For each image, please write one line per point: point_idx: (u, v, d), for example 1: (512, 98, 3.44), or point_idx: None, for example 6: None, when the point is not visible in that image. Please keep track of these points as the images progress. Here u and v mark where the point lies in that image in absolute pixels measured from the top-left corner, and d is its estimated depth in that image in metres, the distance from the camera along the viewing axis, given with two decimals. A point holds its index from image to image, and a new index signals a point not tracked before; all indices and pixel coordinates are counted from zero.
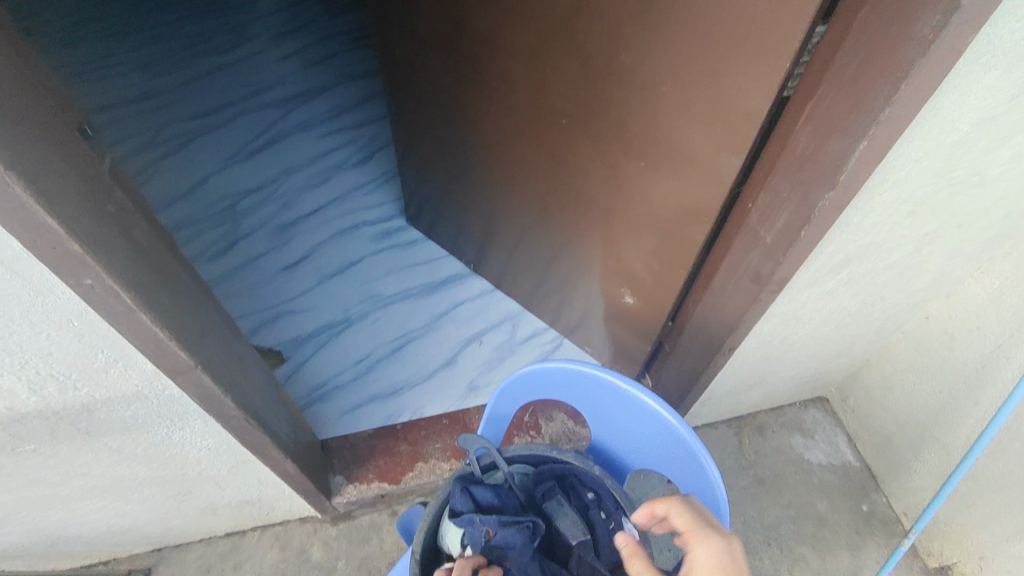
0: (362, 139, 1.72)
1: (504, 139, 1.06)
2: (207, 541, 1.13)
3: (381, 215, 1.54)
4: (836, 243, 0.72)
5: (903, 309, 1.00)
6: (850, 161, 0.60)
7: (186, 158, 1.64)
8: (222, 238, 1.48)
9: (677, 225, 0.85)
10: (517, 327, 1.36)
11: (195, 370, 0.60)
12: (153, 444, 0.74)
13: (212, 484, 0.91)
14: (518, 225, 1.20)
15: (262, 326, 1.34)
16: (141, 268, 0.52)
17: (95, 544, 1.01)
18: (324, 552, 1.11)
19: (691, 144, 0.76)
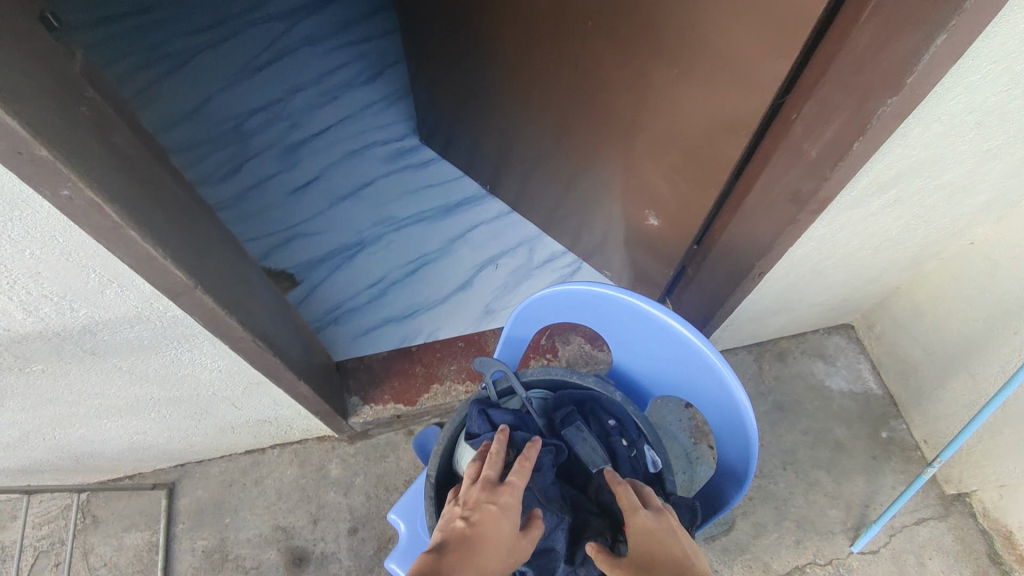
0: (370, 50, 1.62)
1: (522, 47, 0.97)
2: (229, 457, 1.15)
3: (393, 134, 1.47)
4: (889, 157, 0.65)
5: (947, 234, 0.94)
6: (919, 61, 0.52)
7: (186, 73, 1.56)
8: (230, 158, 1.42)
9: (710, 141, 0.78)
10: (534, 251, 1.31)
11: (196, 291, 0.57)
12: (163, 365, 0.73)
13: (228, 405, 0.91)
14: (536, 142, 1.13)
15: (274, 250, 1.31)
16: (123, 179, 0.48)
17: (119, 460, 1.03)
18: (342, 469, 1.13)
19: (732, 48, 0.67)
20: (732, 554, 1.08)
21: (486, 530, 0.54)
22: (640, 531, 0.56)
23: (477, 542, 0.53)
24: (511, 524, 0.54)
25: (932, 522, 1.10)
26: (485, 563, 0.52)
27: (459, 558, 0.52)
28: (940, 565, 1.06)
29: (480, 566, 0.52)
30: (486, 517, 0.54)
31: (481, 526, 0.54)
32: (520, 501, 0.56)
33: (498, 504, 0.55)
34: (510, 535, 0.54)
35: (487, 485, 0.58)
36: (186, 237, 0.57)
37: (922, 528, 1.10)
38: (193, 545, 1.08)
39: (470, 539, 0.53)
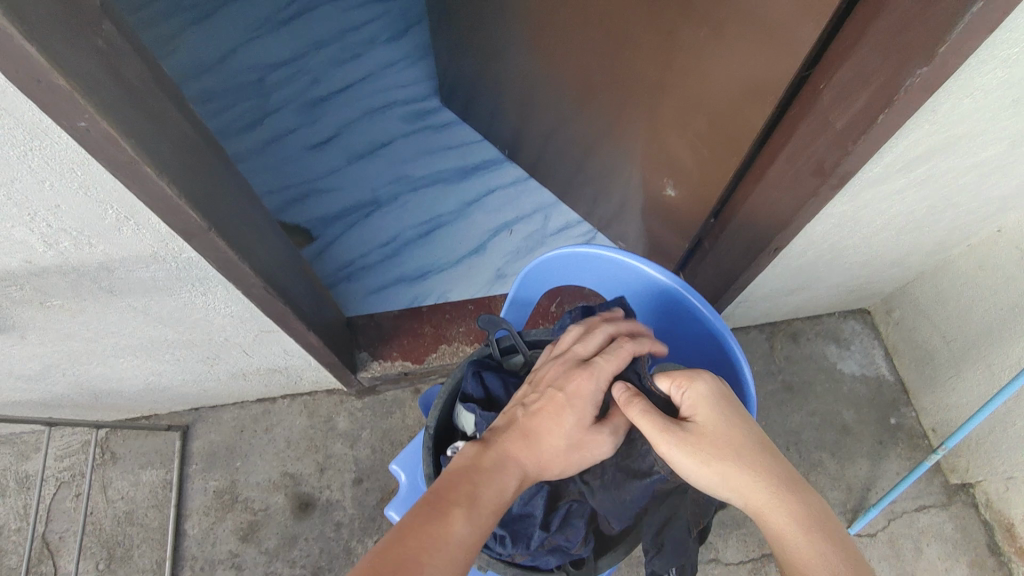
0: (395, 7, 1.59)
1: (548, 5, 0.95)
2: (242, 405, 1.18)
3: (414, 93, 1.45)
4: (917, 132, 0.63)
5: (976, 219, 0.91)
6: (955, 30, 0.49)
7: (210, 23, 1.54)
8: (251, 111, 1.43)
9: (736, 108, 0.76)
10: (549, 218, 1.31)
11: (209, 233, 0.58)
12: (178, 307, 0.74)
13: (241, 352, 0.93)
14: (557, 107, 1.11)
15: (291, 204, 1.32)
16: (139, 117, 0.48)
17: (137, 400, 1.07)
18: (350, 421, 1.16)
19: (762, 10, 0.65)
20: (728, 528, 1.09)
21: (544, 420, 0.54)
22: (708, 407, 0.51)
23: (531, 432, 0.53)
24: (574, 418, 0.54)
25: (933, 510, 1.10)
26: (534, 455, 0.53)
27: (508, 447, 0.53)
28: (937, 551, 1.07)
29: (526, 456, 0.53)
30: (549, 404, 0.54)
31: (540, 414, 0.54)
32: (595, 388, 0.55)
33: (565, 391, 0.55)
34: (569, 427, 0.54)
35: (566, 363, 0.57)
36: (199, 178, 0.58)
37: (922, 514, 1.09)
38: (205, 485, 1.11)
39: (525, 429, 0.54)
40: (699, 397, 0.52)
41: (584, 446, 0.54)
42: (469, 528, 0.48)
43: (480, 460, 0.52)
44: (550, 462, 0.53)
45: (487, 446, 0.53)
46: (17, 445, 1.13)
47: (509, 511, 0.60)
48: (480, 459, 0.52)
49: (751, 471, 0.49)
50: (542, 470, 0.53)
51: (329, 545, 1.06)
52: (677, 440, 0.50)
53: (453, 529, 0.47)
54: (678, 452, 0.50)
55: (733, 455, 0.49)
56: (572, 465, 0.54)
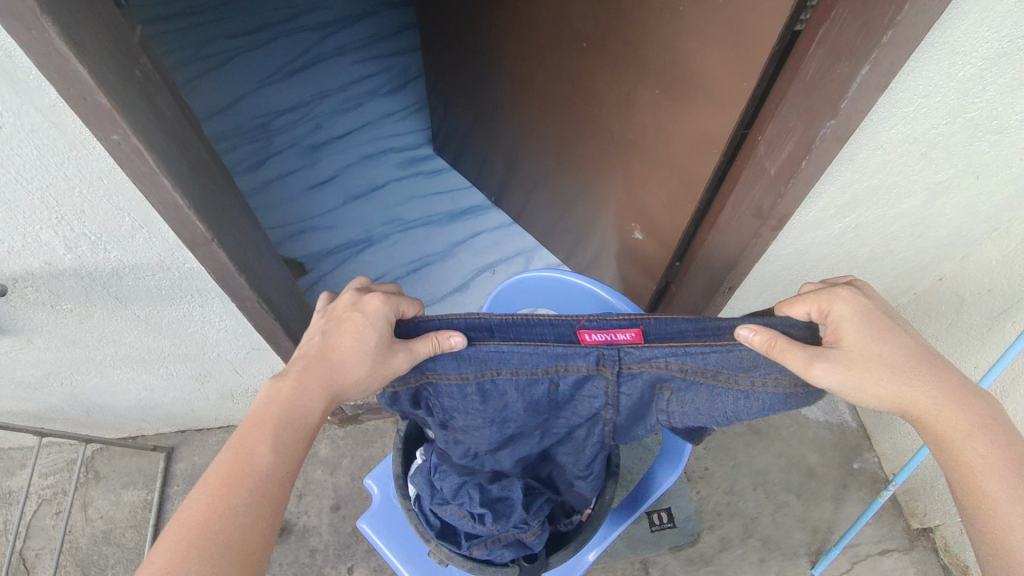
0: (397, 67, 1.73)
1: (529, 65, 1.07)
2: (227, 429, 1.22)
3: (410, 143, 1.57)
4: (841, 179, 0.72)
5: (915, 266, 0.99)
6: (851, 89, 0.58)
7: (226, 74, 1.67)
8: (256, 153, 1.53)
9: (689, 157, 0.86)
10: (530, 261, 1.39)
11: (212, 244, 0.65)
12: (177, 318, 0.81)
13: (230, 369, 0.98)
14: (538, 157, 1.21)
15: (287, 239, 1.40)
16: (163, 136, 0.57)
17: (126, 417, 1.11)
18: (331, 449, 1.20)
19: (706, 70, 0.75)
20: (695, 566, 1.11)
21: (341, 340, 0.56)
22: (854, 327, 0.53)
23: (331, 355, 0.56)
24: (372, 336, 0.55)
25: (896, 554, 1.13)
26: (338, 376, 0.55)
27: (308, 372, 0.55)
28: None
29: (331, 376, 0.55)
30: (346, 325, 0.56)
31: (340, 335, 0.56)
32: (385, 307, 0.57)
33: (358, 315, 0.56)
34: (366, 342, 0.54)
35: (356, 292, 0.59)
36: (208, 194, 0.66)
37: (885, 558, 1.12)
38: None
39: (329, 353, 0.56)
40: (845, 318, 0.53)
41: (385, 361, 0.54)
42: (276, 458, 0.51)
43: (278, 388, 0.54)
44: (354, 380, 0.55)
45: (285, 374, 0.55)
46: (5, 461, 1.16)
47: (489, 493, 0.65)
48: (277, 387, 0.54)
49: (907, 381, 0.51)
50: (349, 388, 0.56)
51: (302, 570, 1.07)
52: (831, 365, 0.51)
53: (260, 465, 0.50)
54: (832, 374, 0.50)
55: (886, 368, 0.51)
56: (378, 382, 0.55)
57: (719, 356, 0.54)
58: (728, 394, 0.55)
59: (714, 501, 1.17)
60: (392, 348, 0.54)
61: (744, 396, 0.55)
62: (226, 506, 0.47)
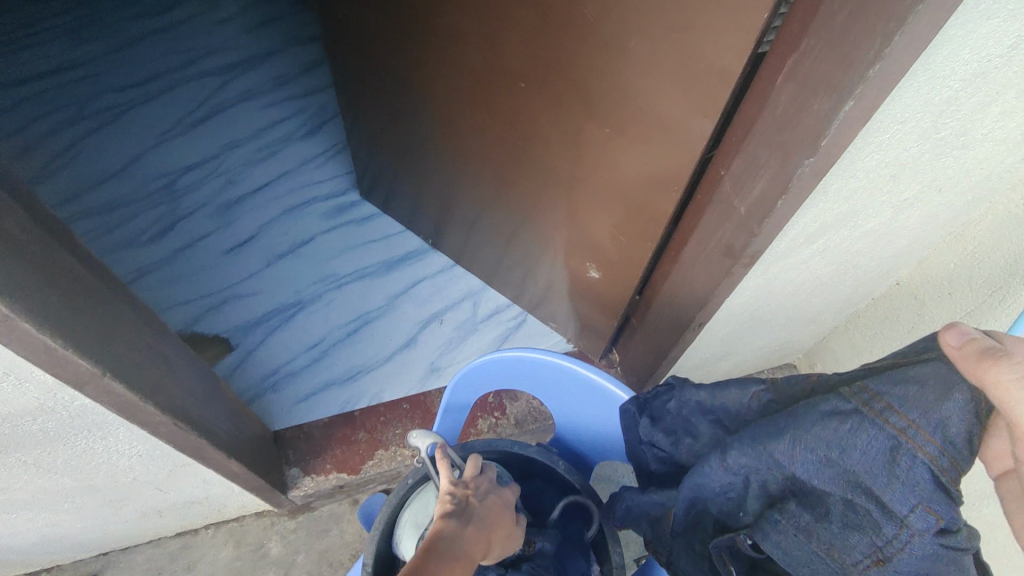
0: (309, 107, 1.60)
1: (457, 103, 0.98)
2: (158, 542, 1.06)
3: (333, 190, 1.44)
4: (812, 212, 0.68)
5: (877, 275, 0.96)
6: (832, 126, 0.53)
7: (113, 131, 1.49)
8: (160, 218, 1.36)
9: (647, 196, 0.79)
10: (478, 304, 1.30)
11: (104, 379, 0.53)
12: (74, 455, 0.66)
13: (153, 489, 0.84)
14: (477, 198, 1.13)
15: (205, 313, 1.24)
16: (13, 268, 0.44)
17: (31, 554, 0.94)
18: (282, 547, 1.06)
19: (660, 108, 0.68)
20: None
21: (495, 510, 0.62)
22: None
23: (489, 517, 0.60)
24: (512, 515, 0.64)
25: None
26: (494, 538, 0.59)
27: (476, 530, 0.57)
28: None
29: (491, 536, 0.59)
30: (495, 500, 0.63)
31: (492, 504, 0.62)
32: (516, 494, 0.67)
33: (501, 493, 0.65)
34: (511, 519, 0.63)
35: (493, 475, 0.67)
36: (92, 320, 0.53)
37: None
38: None
39: (487, 517, 0.60)
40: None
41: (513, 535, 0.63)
42: None
43: (460, 532, 0.56)
44: (498, 543, 0.60)
45: (465, 525, 0.57)
46: None
47: None
48: (459, 532, 0.56)
49: None
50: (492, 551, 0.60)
51: None
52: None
53: None
54: None
55: None
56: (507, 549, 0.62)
57: (909, 392, 0.50)
58: (829, 400, 0.54)
59: None
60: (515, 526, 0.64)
61: (837, 411, 0.53)
62: None
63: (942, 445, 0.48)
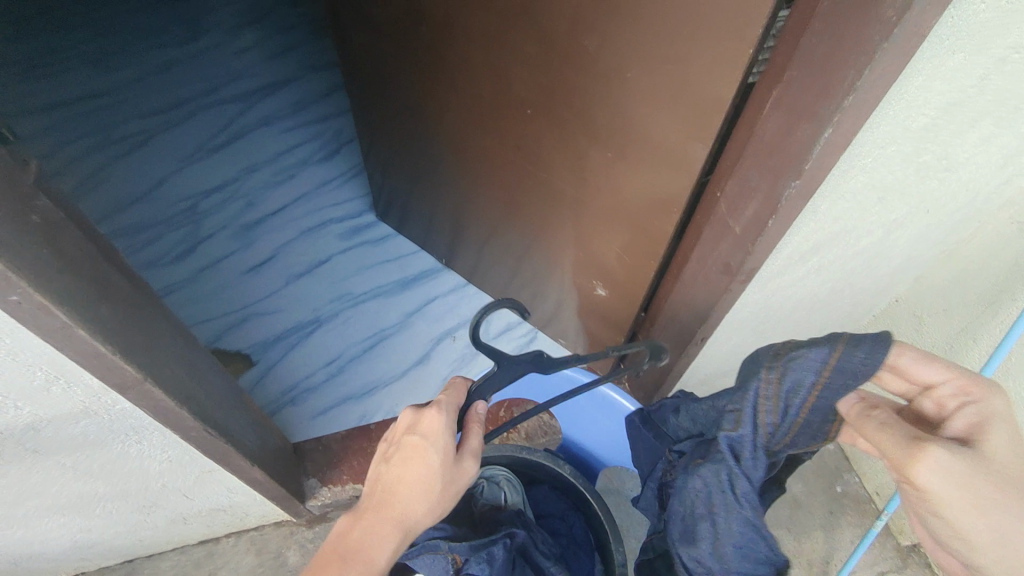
0: (328, 132, 1.67)
1: (470, 128, 1.04)
2: (182, 549, 1.10)
3: (351, 211, 1.51)
4: (805, 231, 0.71)
5: (875, 292, 0.99)
6: (814, 151, 0.57)
7: (142, 156, 1.56)
8: (186, 239, 1.43)
9: (650, 216, 0.83)
10: (491, 321, 1.34)
11: (144, 383, 0.57)
12: (111, 459, 0.71)
13: (180, 495, 0.88)
14: (488, 219, 1.18)
15: (228, 329, 1.30)
16: (72, 280, 0.49)
17: (62, 560, 0.98)
18: (301, 555, 1.10)
19: (659, 134, 0.73)
20: None
21: (406, 467, 0.57)
22: (1002, 436, 0.51)
23: (393, 483, 0.57)
24: (432, 458, 0.57)
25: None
26: (402, 504, 0.56)
27: (375, 512, 0.56)
28: None
29: (400, 508, 0.56)
30: (409, 452, 0.57)
31: (404, 461, 0.57)
32: (445, 422, 0.59)
33: (419, 434, 0.58)
34: (430, 464, 0.56)
35: (414, 408, 0.61)
36: (135, 329, 0.58)
37: None
38: None
39: (393, 483, 0.57)
40: (994, 420, 0.52)
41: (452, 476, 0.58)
42: None
43: (353, 527, 0.55)
44: (416, 505, 0.56)
45: (359, 515, 0.56)
46: None
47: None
48: (353, 528, 0.55)
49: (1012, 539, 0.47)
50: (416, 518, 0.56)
51: None
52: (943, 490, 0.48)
53: None
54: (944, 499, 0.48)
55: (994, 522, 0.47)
56: (450, 492, 0.58)
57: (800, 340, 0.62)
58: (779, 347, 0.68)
59: None
60: (457, 462, 0.59)
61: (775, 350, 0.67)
62: None
63: (775, 375, 0.61)
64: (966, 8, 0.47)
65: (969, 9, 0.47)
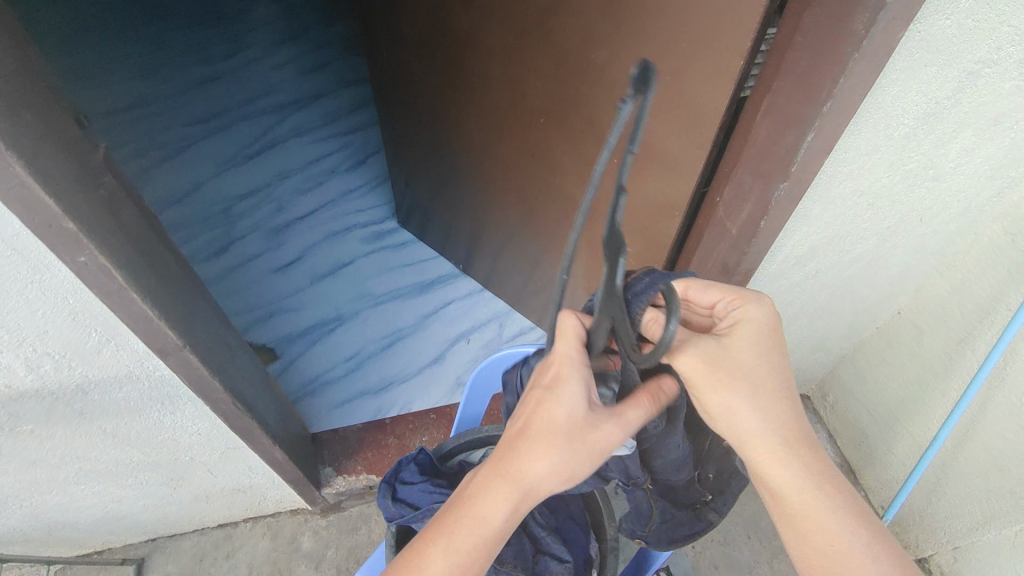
0: (355, 144, 1.76)
1: (488, 138, 1.10)
2: (201, 531, 1.16)
3: (374, 218, 1.58)
4: (797, 234, 0.76)
5: (874, 302, 1.02)
6: (800, 153, 0.61)
7: (181, 162, 1.66)
8: (219, 239, 1.50)
9: (653, 221, 0.87)
10: (503, 326, 1.39)
11: (183, 350, 0.64)
12: (146, 427, 0.77)
13: (205, 471, 0.94)
14: (503, 226, 1.23)
15: (255, 324, 1.37)
16: (127, 249, 0.55)
17: (90, 532, 1.04)
18: (313, 541, 1.14)
19: (663, 142, 0.78)
20: None
21: (535, 421, 0.50)
22: (748, 331, 0.52)
23: (522, 436, 0.50)
24: (564, 414, 0.50)
25: None
26: (525, 460, 0.49)
27: (494, 468, 0.50)
28: None
29: (521, 466, 0.49)
30: (537, 405, 0.51)
31: (531, 414, 0.51)
32: (581, 379, 0.51)
33: (550, 388, 0.51)
34: (561, 420, 0.49)
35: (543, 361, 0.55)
36: (177, 300, 0.64)
37: None
38: None
39: (522, 436, 0.50)
40: (746, 320, 0.52)
41: (588, 440, 0.49)
42: (442, 562, 0.49)
43: (467, 489, 0.52)
44: (547, 469, 0.49)
45: (480, 471, 0.51)
46: None
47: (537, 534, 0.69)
48: (467, 490, 0.51)
49: (757, 424, 0.49)
50: (542, 486, 0.50)
51: None
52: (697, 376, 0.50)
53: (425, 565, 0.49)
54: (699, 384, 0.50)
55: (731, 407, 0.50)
56: (583, 463, 0.50)
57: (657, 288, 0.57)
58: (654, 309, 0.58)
59: (711, 553, 1.14)
60: (594, 419, 0.50)
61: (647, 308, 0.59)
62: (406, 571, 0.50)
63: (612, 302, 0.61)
64: (932, 23, 0.53)
65: (934, 25, 0.53)
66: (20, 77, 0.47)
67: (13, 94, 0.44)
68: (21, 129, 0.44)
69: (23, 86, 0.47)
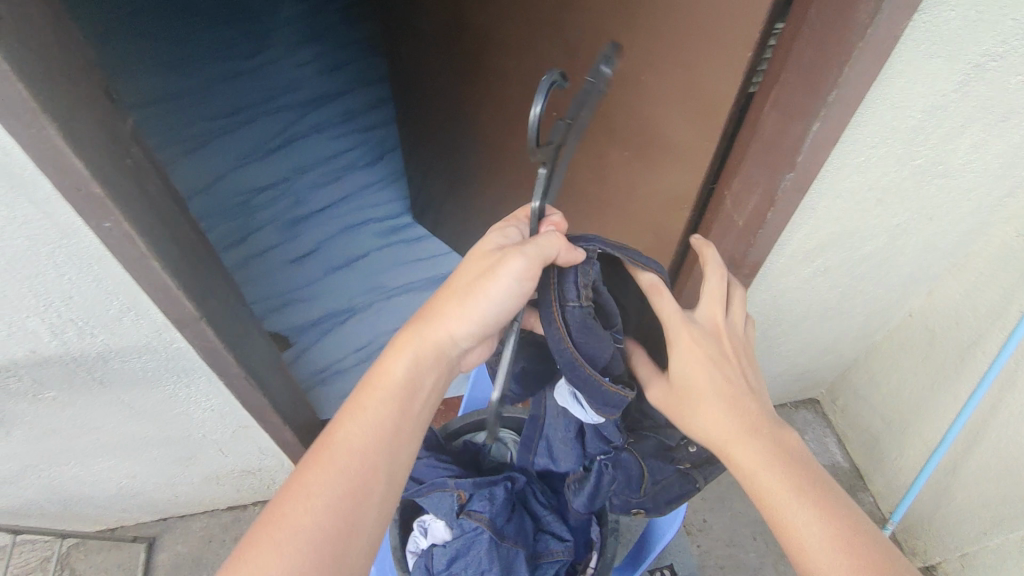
0: (373, 141, 1.79)
1: (503, 134, 1.12)
2: (212, 512, 1.18)
3: (389, 213, 1.61)
4: (805, 228, 0.76)
5: (886, 303, 1.02)
6: (805, 144, 0.62)
7: (204, 154, 1.70)
8: (238, 230, 1.54)
9: (662, 215, 0.88)
10: None
11: (200, 322, 0.66)
12: (162, 400, 0.80)
13: (217, 450, 0.96)
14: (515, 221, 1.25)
15: (270, 313, 1.40)
16: (151, 218, 0.58)
17: (105, 507, 1.06)
18: None
19: (673, 135, 0.79)
20: None
21: (453, 280, 0.58)
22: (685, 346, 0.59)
23: (439, 296, 0.58)
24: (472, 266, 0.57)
25: None
26: (436, 313, 0.56)
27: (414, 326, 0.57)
28: None
29: (431, 323, 0.56)
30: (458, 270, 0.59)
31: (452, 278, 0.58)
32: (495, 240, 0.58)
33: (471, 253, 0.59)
34: (467, 274, 0.57)
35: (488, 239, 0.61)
36: (196, 273, 0.67)
37: None
38: None
39: (441, 295, 0.58)
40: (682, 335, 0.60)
41: (485, 285, 0.55)
42: (356, 430, 0.51)
43: (380, 365, 0.55)
44: (451, 316, 0.56)
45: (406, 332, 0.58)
46: None
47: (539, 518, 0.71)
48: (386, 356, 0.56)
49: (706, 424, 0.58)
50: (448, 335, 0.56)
51: None
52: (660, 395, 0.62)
53: (338, 435, 0.51)
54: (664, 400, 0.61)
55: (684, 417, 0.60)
56: (484, 307, 0.55)
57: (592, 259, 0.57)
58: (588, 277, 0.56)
59: (716, 554, 1.14)
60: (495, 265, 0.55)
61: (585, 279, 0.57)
62: (319, 448, 0.51)
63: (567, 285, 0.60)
64: (935, 16, 0.54)
65: (938, 17, 0.54)
66: (57, 48, 0.49)
67: (50, 62, 0.47)
68: (57, 96, 0.46)
69: (60, 57, 0.49)
